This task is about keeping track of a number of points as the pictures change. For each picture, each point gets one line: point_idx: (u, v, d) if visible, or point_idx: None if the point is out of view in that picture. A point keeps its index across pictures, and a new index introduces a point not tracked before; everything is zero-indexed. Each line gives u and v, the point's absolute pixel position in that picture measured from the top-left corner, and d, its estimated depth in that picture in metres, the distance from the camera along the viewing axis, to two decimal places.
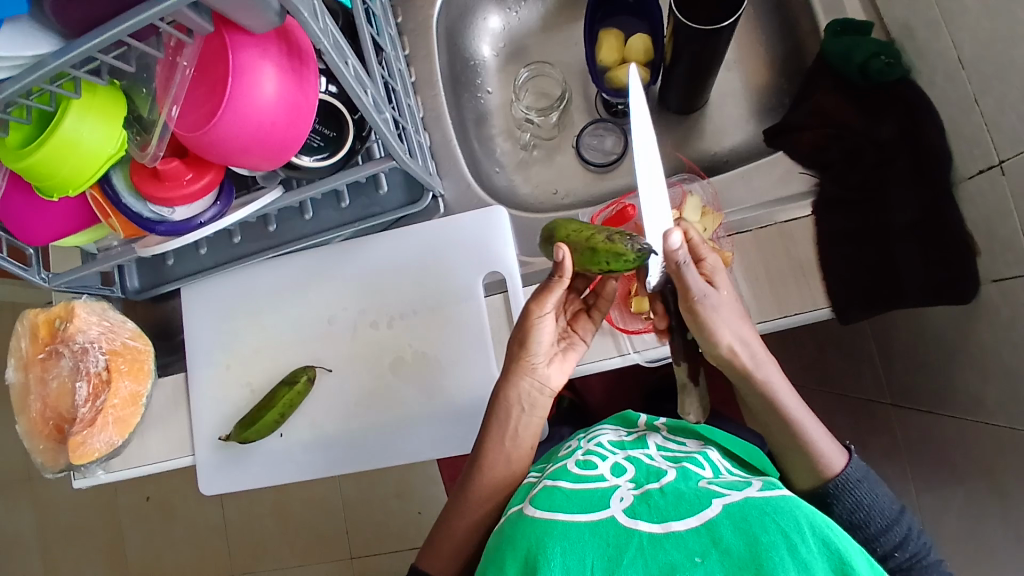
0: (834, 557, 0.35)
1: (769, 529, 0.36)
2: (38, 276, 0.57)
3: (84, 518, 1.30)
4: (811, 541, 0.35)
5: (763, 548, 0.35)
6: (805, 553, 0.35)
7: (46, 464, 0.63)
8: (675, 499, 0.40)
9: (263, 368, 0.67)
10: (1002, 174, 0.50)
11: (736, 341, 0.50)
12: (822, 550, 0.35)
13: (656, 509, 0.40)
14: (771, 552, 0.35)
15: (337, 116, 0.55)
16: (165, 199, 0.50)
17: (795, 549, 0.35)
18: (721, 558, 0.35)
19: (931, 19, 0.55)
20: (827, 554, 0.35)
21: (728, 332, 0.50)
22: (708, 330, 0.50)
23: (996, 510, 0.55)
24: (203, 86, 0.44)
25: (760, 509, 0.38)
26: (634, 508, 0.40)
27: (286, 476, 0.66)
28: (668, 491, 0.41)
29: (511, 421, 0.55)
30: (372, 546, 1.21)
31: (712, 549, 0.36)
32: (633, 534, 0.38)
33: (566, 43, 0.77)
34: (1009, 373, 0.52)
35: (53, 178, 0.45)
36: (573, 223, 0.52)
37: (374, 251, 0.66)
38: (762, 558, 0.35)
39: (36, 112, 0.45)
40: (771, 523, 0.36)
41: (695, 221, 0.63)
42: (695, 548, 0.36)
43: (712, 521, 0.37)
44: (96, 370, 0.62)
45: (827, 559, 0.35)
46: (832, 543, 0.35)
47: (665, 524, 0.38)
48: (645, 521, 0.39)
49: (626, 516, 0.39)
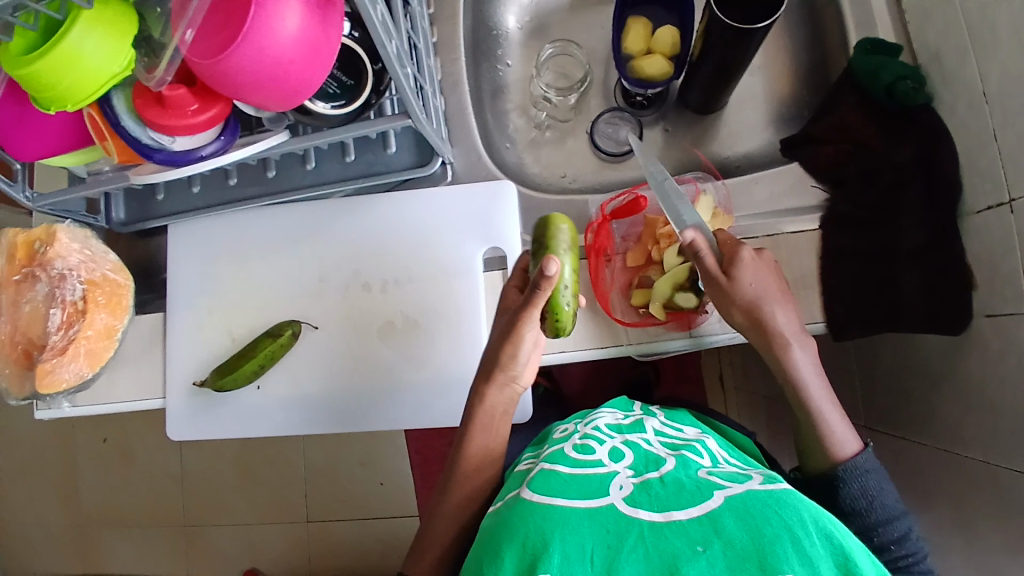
0: (838, 554, 0.36)
1: (772, 522, 0.37)
2: (22, 193, 0.54)
3: (39, 451, 1.27)
4: (815, 536, 0.37)
5: (768, 542, 0.36)
6: (809, 547, 0.36)
7: (11, 390, 0.61)
8: (674, 490, 0.42)
9: (246, 317, 0.65)
10: (1011, 212, 0.50)
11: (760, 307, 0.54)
12: (826, 545, 0.37)
13: (656, 498, 0.41)
14: (775, 545, 0.36)
15: (356, 63, 0.53)
16: (166, 126, 0.48)
17: (799, 543, 0.36)
18: (723, 548, 0.37)
19: (963, 48, 0.55)
20: (831, 549, 0.36)
21: (745, 306, 0.54)
22: (735, 308, 0.55)
23: (960, 541, 0.56)
24: (221, 11, 0.42)
25: (762, 501, 0.40)
26: (632, 497, 0.42)
27: (259, 430, 0.65)
28: (667, 482, 0.43)
29: (498, 416, 0.56)
30: (330, 511, 1.20)
31: (715, 539, 0.37)
32: (632, 522, 0.39)
33: (593, 26, 0.75)
34: (992, 408, 0.53)
35: (51, 90, 0.43)
36: (564, 236, 0.52)
37: (375, 212, 0.65)
38: (767, 552, 0.36)
39: (44, 19, 0.42)
40: (773, 516, 0.38)
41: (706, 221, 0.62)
42: (696, 538, 0.38)
43: (714, 512, 0.39)
44: (72, 299, 0.59)
45: (831, 555, 0.36)
46: (834, 538, 0.37)
47: (665, 513, 0.40)
48: (645, 511, 0.40)
49: (625, 504, 0.41)
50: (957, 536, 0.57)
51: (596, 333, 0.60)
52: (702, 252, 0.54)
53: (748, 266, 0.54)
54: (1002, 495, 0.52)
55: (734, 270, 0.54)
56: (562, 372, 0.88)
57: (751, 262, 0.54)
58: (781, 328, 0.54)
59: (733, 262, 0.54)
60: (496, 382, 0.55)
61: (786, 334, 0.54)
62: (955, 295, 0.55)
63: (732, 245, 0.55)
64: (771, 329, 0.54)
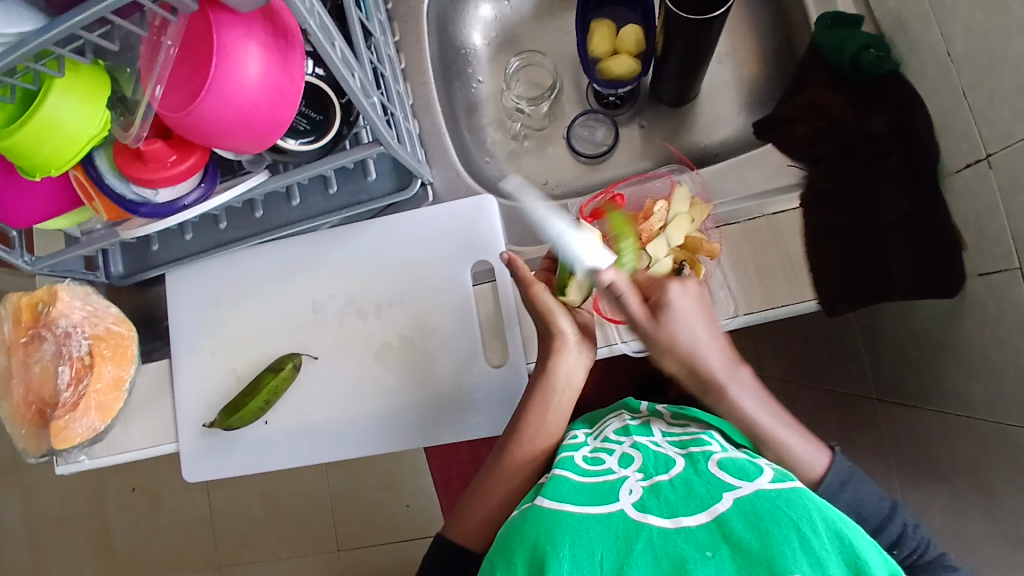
0: (848, 554, 0.36)
1: (781, 524, 0.37)
2: (20, 258, 0.57)
3: (71, 506, 1.30)
4: (824, 535, 0.36)
5: (776, 542, 0.36)
6: (818, 546, 0.36)
7: (28, 449, 0.63)
8: (683, 493, 0.42)
9: (248, 357, 0.66)
10: (990, 167, 0.50)
11: (681, 365, 0.55)
12: (835, 545, 0.36)
13: (666, 502, 0.41)
14: (783, 546, 0.36)
15: (322, 98, 0.54)
16: (149, 180, 0.50)
17: (808, 543, 0.36)
18: (732, 553, 0.37)
19: (921, 12, 0.55)
20: (841, 549, 0.36)
21: (679, 350, 0.54)
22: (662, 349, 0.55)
23: (979, 508, 0.56)
24: (185, 66, 0.44)
25: (772, 503, 0.39)
26: (642, 502, 0.42)
27: (271, 464, 0.66)
28: (678, 484, 0.43)
29: (545, 409, 0.57)
30: (359, 538, 1.21)
31: (723, 543, 0.37)
32: (642, 527, 0.39)
33: (559, 33, 0.77)
34: (994, 367, 0.52)
35: (34, 158, 0.45)
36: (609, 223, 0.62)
37: (364, 238, 0.66)
38: (774, 552, 0.36)
39: (20, 91, 0.44)
40: (783, 516, 0.38)
41: (683, 212, 0.62)
42: (705, 543, 0.38)
43: (723, 516, 0.39)
44: (79, 354, 0.61)
45: (841, 553, 0.36)
46: (845, 538, 0.36)
47: (675, 519, 0.40)
48: (655, 515, 0.40)
49: (635, 509, 0.41)
50: (977, 504, 0.56)
51: None
52: (623, 293, 0.54)
53: (670, 313, 0.54)
54: (1015, 457, 0.51)
55: (661, 313, 0.54)
56: None
57: (678, 303, 0.54)
58: (714, 370, 0.55)
59: (659, 307, 0.55)
60: (557, 355, 0.57)
61: (723, 374, 0.54)
62: (945, 259, 0.55)
63: (655, 285, 0.56)
64: (703, 372, 0.55)
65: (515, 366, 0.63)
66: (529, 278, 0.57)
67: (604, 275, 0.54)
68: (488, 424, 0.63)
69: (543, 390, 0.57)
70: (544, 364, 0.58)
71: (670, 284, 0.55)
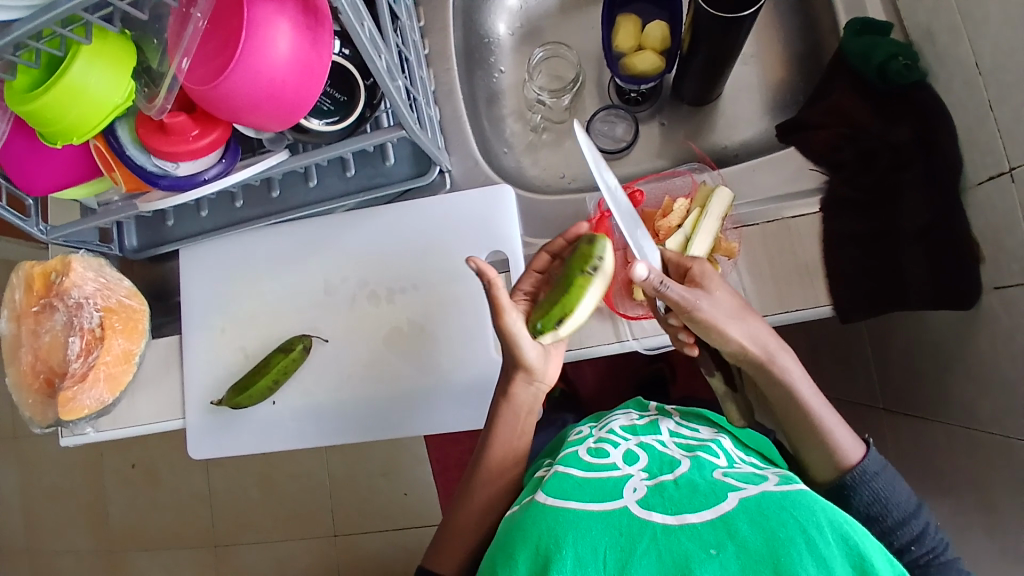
0: (853, 554, 0.36)
1: (787, 524, 0.37)
2: (36, 227, 0.56)
3: (69, 478, 1.30)
4: (830, 536, 0.36)
5: (781, 543, 0.36)
6: (825, 549, 0.36)
7: (34, 418, 0.62)
8: (688, 492, 0.41)
9: (257, 337, 0.66)
10: (1012, 181, 0.49)
11: (746, 336, 0.51)
12: (841, 546, 0.36)
13: (670, 500, 0.41)
14: (789, 546, 0.36)
15: (348, 80, 0.54)
16: (170, 153, 0.49)
17: (814, 545, 0.36)
18: (737, 551, 0.36)
19: (953, 22, 0.55)
20: (845, 550, 0.36)
21: (732, 325, 0.51)
22: (715, 326, 0.50)
23: (983, 522, 0.55)
24: (215, 39, 0.44)
25: (777, 503, 0.39)
26: (646, 500, 0.42)
27: (273, 444, 0.66)
28: (682, 484, 0.42)
29: (518, 420, 0.56)
30: (355, 524, 1.21)
31: (728, 541, 0.37)
32: (646, 525, 0.39)
33: (583, 27, 0.76)
34: (1006, 383, 0.52)
35: (57, 124, 0.44)
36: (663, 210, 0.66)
37: (379, 224, 0.66)
38: (780, 553, 0.35)
39: (46, 56, 0.44)
40: (788, 518, 0.37)
41: (682, 207, 0.64)
42: (709, 540, 0.37)
43: (728, 515, 0.38)
44: (89, 326, 0.61)
45: (847, 555, 0.36)
46: (850, 539, 0.36)
47: (679, 516, 0.39)
48: (659, 513, 0.40)
49: (639, 507, 0.41)
50: (980, 518, 0.56)
51: (602, 329, 0.60)
52: (663, 282, 0.48)
53: (710, 280, 0.52)
54: (1022, 473, 0.51)
55: (702, 283, 0.52)
56: (575, 373, 0.86)
57: (713, 275, 0.53)
58: (767, 338, 0.52)
59: (697, 279, 0.53)
60: (518, 382, 0.55)
61: (773, 343, 0.53)
62: (963, 271, 0.54)
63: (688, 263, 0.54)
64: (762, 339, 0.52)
65: None
66: (507, 304, 0.50)
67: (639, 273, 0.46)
68: (467, 418, 0.63)
69: (507, 412, 0.56)
70: (505, 389, 0.55)
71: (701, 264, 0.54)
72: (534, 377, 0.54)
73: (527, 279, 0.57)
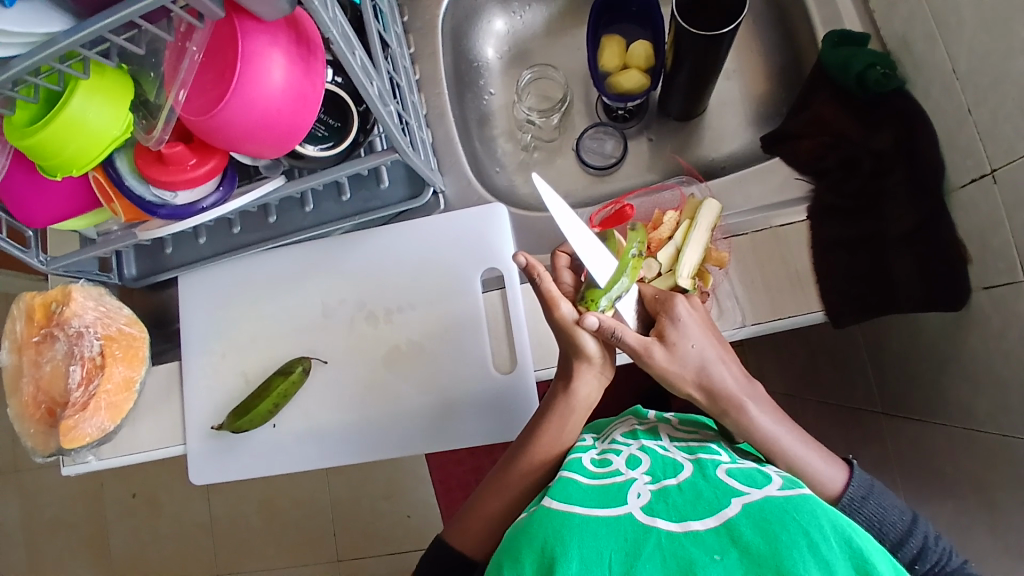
0: (856, 557, 0.35)
1: (789, 528, 0.37)
2: (36, 258, 0.57)
3: (69, 511, 1.29)
4: (832, 540, 0.36)
5: (783, 546, 0.36)
6: (827, 551, 0.35)
7: (36, 448, 0.63)
8: (691, 498, 0.42)
9: (258, 360, 0.67)
10: (994, 183, 0.51)
11: (695, 387, 0.52)
12: (843, 549, 0.35)
13: (675, 507, 0.41)
14: (791, 549, 0.35)
15: (342, 107, 0.55)
16: (169, 182, 0.50)
17: (816, 547, 0.35)
18: (740, 555, 0.36)
19: (927, 32, 0.56)
20: (847, 552, 0.35)
21: (689, 371, 0.52)
22: (674, 373, 0.52)
23: (985, 522, 0.55)
24: (211, 71, 0.45)
25: (780, 508, 0.39)
26: (650, 505, 0.42)
27: (277, 466, 0.66)
28: (685, 488, 0.43)
29: (572, 416, 0.56)
30: (360, 549, 1.20)
31: (732, 546, 0.37)
32: (650, 532, 0.39)
33: (570, 48, 0.78)
34: (1000, 381, 0.52)
35: (58, 156, 0.46)
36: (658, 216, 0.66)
37: (375, 245, 0.67)
38: (782, 555, 0.35)
39: (44, 92, 0.45)
40: (791, 521, 0.37)
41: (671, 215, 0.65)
42: (713, 546, 0.37)
43: (731, 521, 0.39)
44: (91, 354, 0.62)
45: (849, 557, 0.35)
46: (853, 542, 0.36)
47: (683, 523, 0.40)
48: (663, 520, 0.40)
49: (644, 513, 0.41)
50: (981, 517, 0.56)
51: None
52: (617, 331, 0.50)
53: (674, 332, 0.51)
54: (1020, 470, 0.51)
55: (667, 331, 0.51)
56: None
57: (686, 318, 0.52)
58: (728, 389, 0.52)
59: (664, 324, 0.52)
60: (580, 374, 0.55)
61: (738, 393, 0.52)
62: (950, 274, 0.55)
63: (662, 302, 0.53)
64: (718, 390, 0.52)
65: (523, 371, 0.63)
66: (557, 296, 0.52)
67: (588, 324, 0.49)
68: (479, 433, 0.63)
69: (561, 409, 0.55)
70: (565, 383, 0.56)
71: (676, 300, 0.52)
72: (596, 366, 0.55)
73: (562, 267, 0.58)
